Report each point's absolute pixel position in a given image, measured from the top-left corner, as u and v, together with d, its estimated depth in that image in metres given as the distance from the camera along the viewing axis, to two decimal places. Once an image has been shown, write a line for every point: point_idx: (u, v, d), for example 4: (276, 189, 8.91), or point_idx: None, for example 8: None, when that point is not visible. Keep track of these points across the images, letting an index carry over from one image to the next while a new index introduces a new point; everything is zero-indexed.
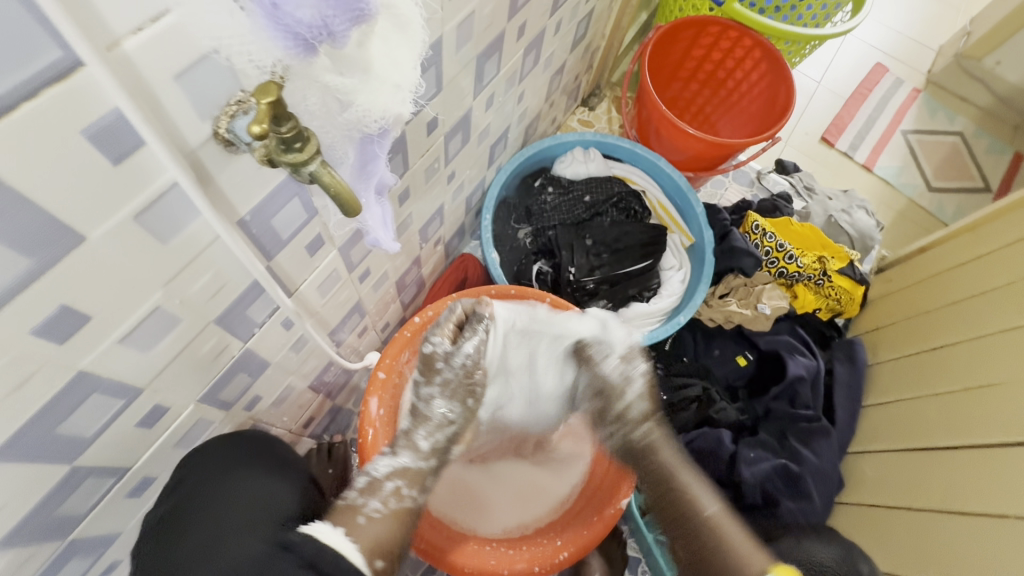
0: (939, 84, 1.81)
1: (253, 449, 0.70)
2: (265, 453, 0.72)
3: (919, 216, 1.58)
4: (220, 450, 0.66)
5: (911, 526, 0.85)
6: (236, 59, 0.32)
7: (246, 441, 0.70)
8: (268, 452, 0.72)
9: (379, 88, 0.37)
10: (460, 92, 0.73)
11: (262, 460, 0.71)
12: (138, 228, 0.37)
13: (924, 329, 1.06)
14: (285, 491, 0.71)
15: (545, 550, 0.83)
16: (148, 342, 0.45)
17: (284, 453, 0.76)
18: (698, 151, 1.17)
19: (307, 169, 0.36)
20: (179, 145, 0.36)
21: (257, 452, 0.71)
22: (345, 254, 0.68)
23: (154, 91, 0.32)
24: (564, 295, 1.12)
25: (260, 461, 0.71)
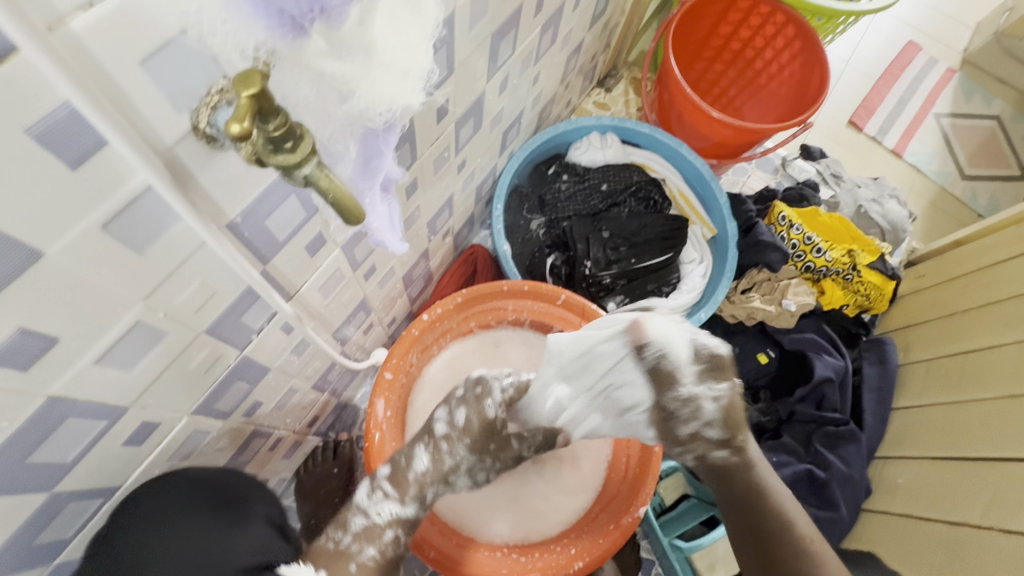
0: (976, 64, 1.71)
1: (200, 490, 0.63)
2: (214, 494, 0.64)
3: (951, 206, 1.50)
4: (165, 493, 0.58)
5: (949, 541, 0.80)
6: (211, 41, 0.27)
7: (188, 483, 0.61)
8: (219, 491, 0.65)
9: (383, 75, 0.32)
10: (473, 75, 0.67)
11: (209, 503, 0.63)
12: (107, 239, 0.32)
13: (961, 329, 1.00)
14: (236, 539, 0.64)
15: (559, 559, 0.79)
16: (130, 360, 0.41)
17: (246, 491, 0.69)
18: (724, 138, 1.10)
19: (300, 173, 0.30)
20: (151, 143, 0.31)
21: (205, 494, 0.63)
22: (349, 253, 0.63)
23: (115, 80, 0.27)
24: (579, 290, 1.07)
25: (210, 504, 0.64)
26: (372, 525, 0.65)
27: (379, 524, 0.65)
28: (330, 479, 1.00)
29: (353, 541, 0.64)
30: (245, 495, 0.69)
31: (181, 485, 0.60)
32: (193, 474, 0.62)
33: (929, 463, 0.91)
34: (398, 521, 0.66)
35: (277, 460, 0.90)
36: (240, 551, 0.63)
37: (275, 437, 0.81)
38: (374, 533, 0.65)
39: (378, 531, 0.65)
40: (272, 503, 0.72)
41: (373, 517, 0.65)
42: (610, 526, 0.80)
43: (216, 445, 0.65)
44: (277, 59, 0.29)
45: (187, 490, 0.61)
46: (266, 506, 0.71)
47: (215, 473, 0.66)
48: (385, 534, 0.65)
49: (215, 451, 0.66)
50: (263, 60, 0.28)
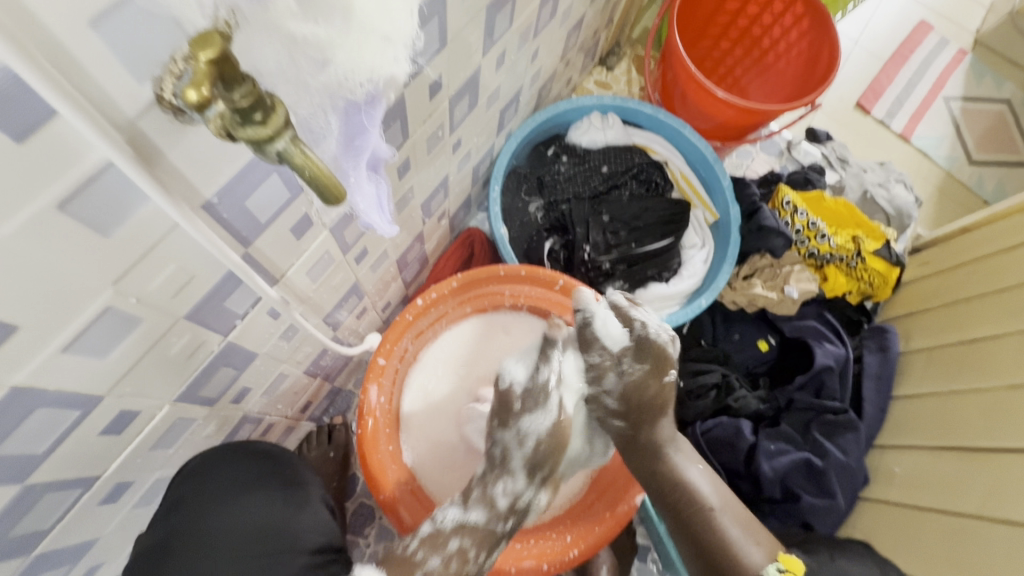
0: (988, 45, 1.66)
1: (261, 465, 0.72)
2: (276, 470, 0.73)
3: (958, 191, 1.47)
4: (228, 464, 0.69)
5: (946, 530, 0.80)
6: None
7: (252, 457, 0.72)
8: (277, 468, 0.74)
9: (364, 42, 0.29)
10: (468, 50, 0.64)
11: (273, 478, 0.72)
12: (65, 219, 0.30)
13: (965, 317, 0.98)
14: (295, 515, 0.72)
15: (554, 546, 0.78)
16: (102, 348, 0.39)
17: (298, 470, 0.76)
18: (728, 119, 1.07)
19: (273, 148, 0.28)
20: (110, 114, 0.28)
21: (268, 469, 0.73)
22: (339, 235, 0.60)
23: (63, 41, 0.24)
24: (577, 275, 1.05)
25: (272, 478, 0.73)
26: (436, 533, 0.66)
27: (445, 530, 0.66)
28: (325, 464, 0.99)
29: (419, 548, 0.65)
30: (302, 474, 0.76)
31: (246, 459, 0.71)
32: (256, 449, 0.73)
33: (928, 452, 0.91)
34: (464, 530, 0.65)
35: (270, 446, 0.89)
36: (300, 524, 0.71)
37: (266, 423, 0.80)
38: (440, 541, 0.65)
39: (443, 540, 0.65)
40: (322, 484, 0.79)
41: (439, 525, 0.66)
42: (606, 514, 0.80)
43: (204, 432, 0.63)
44: (241, 19, 0.27)
45: (252, 464, 0.71)
46: (319, 485, 0.78)
47: (276, 450, 0.75)
48: (451, 542, 0.65)
49: (203, 438, 0.64)
50: (224, 19, 0.26)
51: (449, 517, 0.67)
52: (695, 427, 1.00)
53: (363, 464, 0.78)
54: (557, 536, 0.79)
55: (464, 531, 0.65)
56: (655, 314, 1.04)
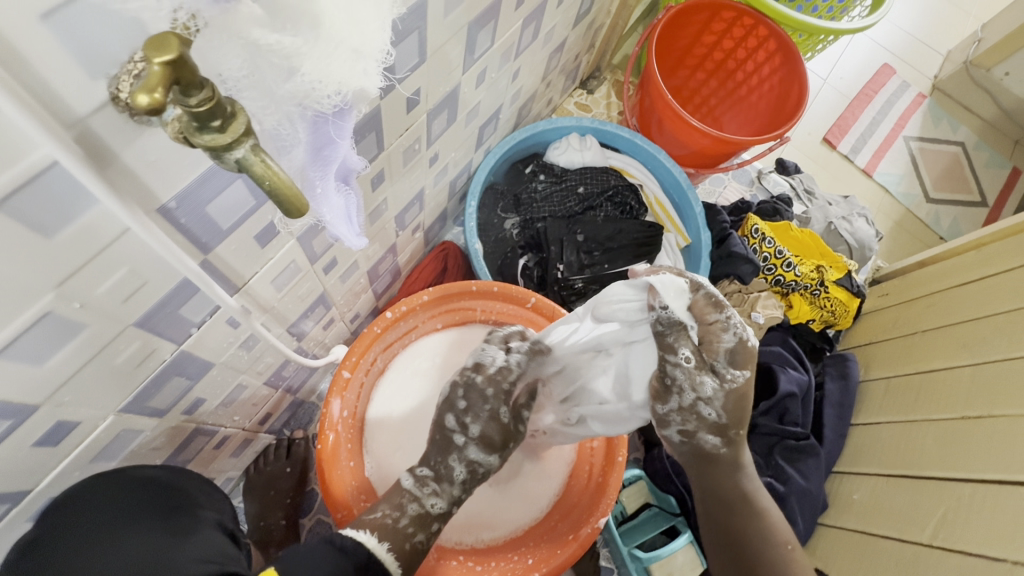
0: (944, 91, 1.76)
1: (148, 490, 0.59)
2: (165, 497, 0.60)
3: (915, 227, 1.54)
4: (111, 489, 0.55)
5: (899, 558, 0.82)
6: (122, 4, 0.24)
7: (135, 484, 0.58)
8: (168, 494, 0.61)
9: (334, 53, 0.29)
10: (447, 66, 0.64)
11: (159, 508, 0.59)
12: (4, 217, 0.28)
13: (921, 348, 1.02)
14: (201, 540, 0.60)
15: (515, 569, 0.76)
16: (40, 354, 0.37)
17: (192, 493, 0.64)
18: (702, 147, 1.09)
19: (232, 156, 0.27)
20: (58, 111, 0.27)
21: (156, 495, 0.59)
22: (306, 245, 0.59)
23: (8, 34, 0.23)
24: (550, 294, 1.05)
25: (157, 507, 0.59)
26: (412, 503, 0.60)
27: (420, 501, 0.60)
28: (281, 478, 0.96)
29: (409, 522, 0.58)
30: (194, 497, 0.64)
31: (129, 485, 0.57)
32: (142, 475, 0.59)
33: (883, 480, 0.93)
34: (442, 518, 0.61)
35: (224, 459, 0.85)
36: (186, 556, 0.57)
37: (221, 435, 0.77)
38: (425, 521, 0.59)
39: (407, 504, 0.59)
40: (222, 509, 0.68)
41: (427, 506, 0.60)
42: (569, 536, 0.79)
43: (151, 443, 0.60)
44: (202, 24, 0.26)
45: (133, 490, 0.57)
46: (218, 511, 0.66)
47: (167, 474, 0.63)
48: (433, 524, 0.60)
49: (150, 450, 0.61)
50: (183, 22, 0.25)
51: (437, 504, 0.61)
52: (662, 449, 1.03)
53: (321, 480, 0.74)
54: (518, 558, 0.78)
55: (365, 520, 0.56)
56: None
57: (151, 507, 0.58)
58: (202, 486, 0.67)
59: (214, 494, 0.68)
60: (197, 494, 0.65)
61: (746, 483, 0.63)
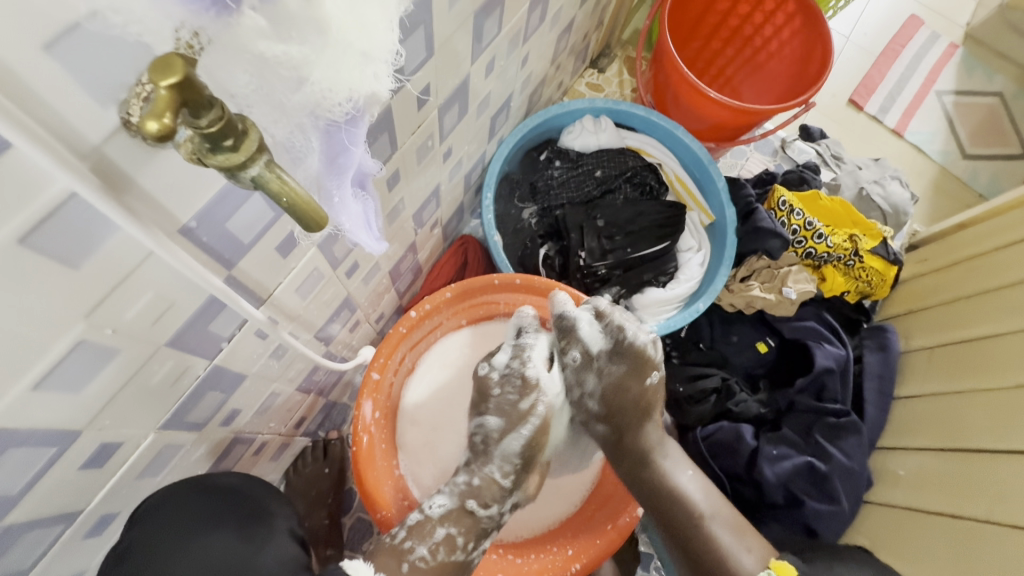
0: (979, 39, 1.66)
1: (223, 499, 0.64)
2: (240, 505, 0.65)
3: (952, 186, 1.47)
4: (190, 499, 0.61)
5: (952, 534, 0.79)
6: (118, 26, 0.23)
7: (211, 492, 0.63)
8: (243, 502, 0.66)
9: (341, 59, 0.28)
10: (457, 56, 0.62)
11: (234, 511, 0.64)
12: (29, 253, 0.28)
13: (965, 314, 0.97)
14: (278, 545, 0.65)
15: (556, 561, 0.76)
16: (77, 382, 0.37)
17: (266, 502, 0.69)
18: (722, 120, 1.05)
19: (247, 175, 0.26)
20: (73, 142, 0.26)
21: (231, 503, 0.65)
22: (327, 251, 0.59)
23: (15, 69, 0.22)
24: (574, 282, 1.04)
25: (235, 512, 0.65)
26: (424, 521, 0.66)
27: (433, 519, 0.66)
28: (320, 480, 0.98)
29: (407, 538, 0.64)
30: (269, 506, 0.68)
31: (208, 495, 0.63)
32: (217, 484, 0.65)
33: (931, 454, 0.90)
34: (450, 519, 0.66)
35: (264, 464, 0.87)
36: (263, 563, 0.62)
37: (258, 442, 0.78)
38: (427, 529, 0.65)
39: (429, 528, 0.65)
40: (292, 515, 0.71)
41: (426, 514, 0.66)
42: (608, 526, 0.78)
43: (193, 456, 0.61)
44: (205, 41, 0.25)
45: (211, 498, 0.63)
46: (289, 517, 0.70)
47: (241, 482, 0.68)
48: (437, 531, 0.65)
49: (192, 463, 0.63)
50: (187, 41, 0.25)
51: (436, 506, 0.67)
52: (695, 433, 1.01)
53: (359, 482, 0.75)
54: (557, 550, 0.77)
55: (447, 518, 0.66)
56: (654, 319, 1.03)
57: (231, 517, 0.64)
58: (274, 493, 0.71)
59: (286, 502, 0.72)
60: (271, 499, 0.70)
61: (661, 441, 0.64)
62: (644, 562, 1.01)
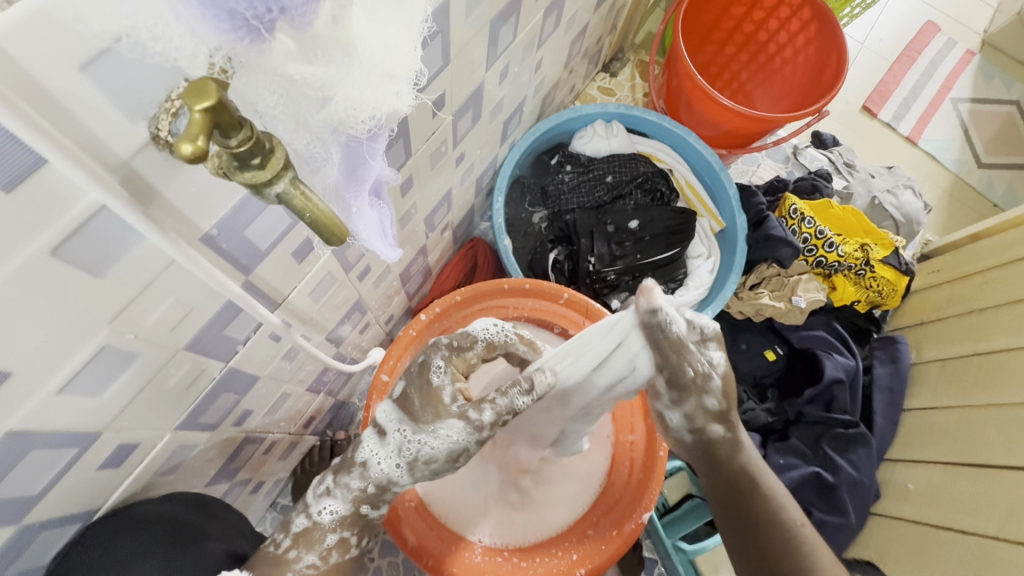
0: (996, 46, 1.64)
1: (162, 528, 0.57)
2: (175, 530, 0.58)
3: (967, 196, 1.45)
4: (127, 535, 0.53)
5: (960, 551, 0.79)
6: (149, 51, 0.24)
7: (146, 524, 0.55)
8: (177, 526, 0.58)
9: (365, 77, 0.28)
10: (471, 64, 0.62)
11: (169, 538, 0.57)
12: (58, 264, 0.29)
13: (977, 328, 0.97)
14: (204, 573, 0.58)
15: (560, 565, 0.75)
16: (97, 386, 0.38)
17: (198, 524, 0.61)
18: (734, 127, 1.05)
19: (272, 191, 0.27)
20: (102, 157, 0.27)
21: (165, 533, 0.57)
22: (341, 256, 0.59)
23: (51, 88, 0.23)
24: (583, 287, 1.04)
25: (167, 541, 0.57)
26: (312, 527, 0.57)
27: (323, 526, 0.57)
28: None
29: (292, 547, 0.56)
30: (203, 528, 0.62)
31: (144, 526, 0.55)
32: (150, 512, 0.56)
33: (941, 468, 0.89)
34: (343, 525, 0.57)
35: (273, 462, 0.88)
36: None
37: (268, 442, 0.79)
38: (315, 537, 0.56)
39: (319, 536, 0.57)
40: (233, 535, 0.66)
41: (315, 518, 0.57)
42: (613, 531, 0.77)
43: (204, 455, 0.62)
44: (237, 65, 0.25)
45: (150, 529, 0.55)
46: (226, 539, 0.64)
47: (172, 507, 0.59)
48: (327, 537, 0.57)
49: (204, 462, 0.63)
50: (221, 66, 0.25)
51: (327, 510, 0.57)
52: None
53: None
54: (563, 554, 0.76)
55: (340, 523, 0.57)
56: None
57: (165, 548, 0.57)
58: (214, 514, 0.64)
59: (223, 521, 0.65)
60: (206, 524, 0.63)
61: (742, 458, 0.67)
62: (648, 567, 1.01)
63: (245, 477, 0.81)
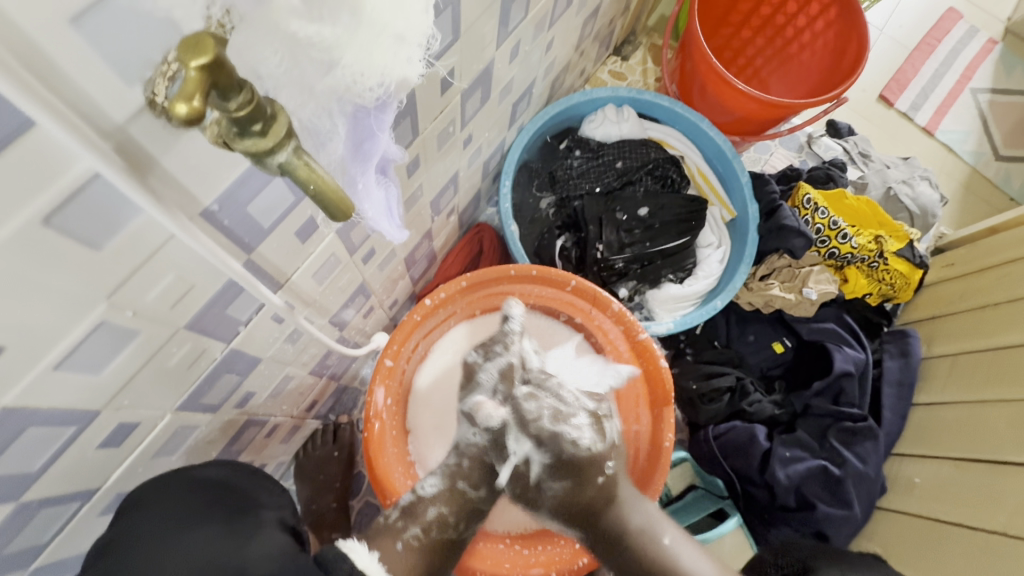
0: (1019, 35, 1.59)
1: (212, 491, 0.61)
2: (223, 496, 0.62)
3: (983, 189, 1.42)
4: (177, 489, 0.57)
5: (968, 547, 0.78)
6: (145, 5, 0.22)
7: (193, 485, 0.59)
8: (226, 492, 0.62)
9: (376, 41, 0.27)
10: (482, 41, 0.60)
11: (222, 501, 0.61)
12: (50, 233, 0.28)
13: (990, 323, 0.95)
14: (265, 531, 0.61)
15: (562, 553, 0.75)
16: (95, 364, 0.37)
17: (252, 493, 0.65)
18: (749, 113, 1.02)
19: (275, 161, 0.25)
20: (96, 123, 0.26)
21: (216, 495, 0.61)
22: (345, 237, 0.58)
23: (40, 43, 0.22)
24: (590, 275, 1.02)
25: (221, 505, 0.61)
26: (417, 502, 0.68)
27: (425, 500, 0.68)
28: (329, 462, 0.98)
29: (399, 519, 0.66)
30: (255, 498, 0.65)
31: (192, 487, 0.59)
32: (195, 475, 0.60)
33: (950, 464, 0.88)
34: (440, 500, 0.68)
35: (276, 445, 0.88)
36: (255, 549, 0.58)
37: (271, 424, 0.78)
38: (418, 511, 0.67)
39: (422, 509, 0.67)
40: (283, 507, 0.68)
41: (419, 495, 0.68)
42: None
43: (206, 437, 0.62)
44: (237, 19, 0.25)
45: (191, 489, 0.58)
46: (278, 508, 0.67)
47: (227, 474, 0.64)
48: (428, 511, 0.67)
49: (206, 443, 0.63)
50: (218, 19, 0.24)
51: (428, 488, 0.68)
52: (708, 431, 1.00)
53: (370, 466, 0.75)
54: (565, 541, 0.76)
55: (440, 498, 0.68)
56: (668, 315, 1.01)
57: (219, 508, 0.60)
58: (265, 486, 0.68)
59: (276, 493, 0.69)
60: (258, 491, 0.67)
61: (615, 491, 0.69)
62: None
63: (248, 460, 0.81)
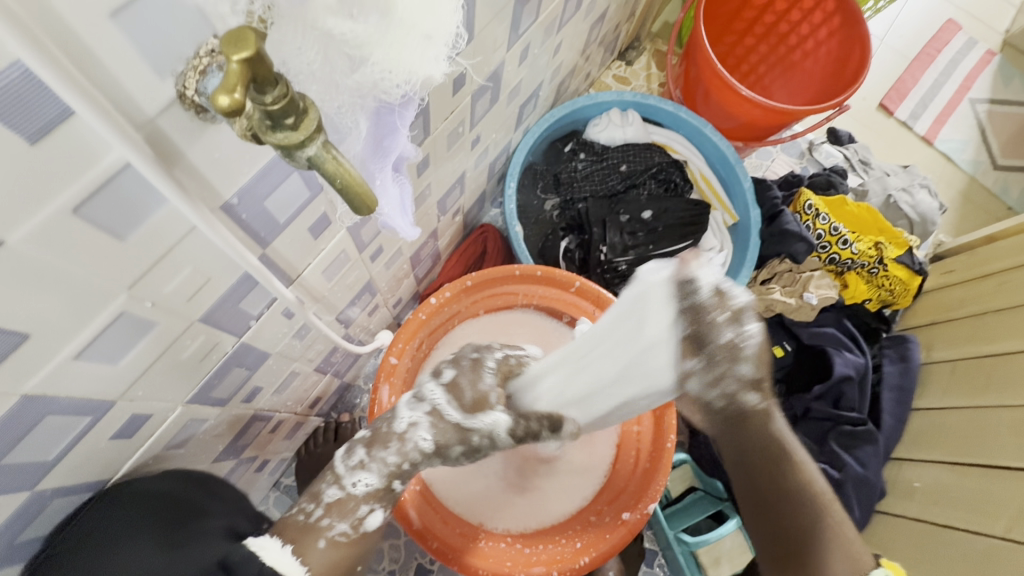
0: (1017, 47, 1.61)
1: (183, 492, 0.59)
2: (170, 509, 0.57)
3: (981, 198, 1.44)
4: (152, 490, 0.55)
5: (967, 552, 0.79)
6: None
7: (136, 501, 0.54)
8: (174, 505, 0.57)
9: (403, 38, 0.28)
10: (494, 41, 0.61)
11: (166, 516, 0.56)
12: (79, 223, 0.28)
13: (989, 329, 0.96)
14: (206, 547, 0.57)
15: (564, 552, 0.75)
16: (114, 354, 0.38)
17: (198, 501, 0.61)
18: (753, 119, 1.03)
19: (304, 154, 0.26)
20: (129, 114, 0.26)
21: (161, 506, 0.56)
22: (355, 235, 0.58)
23: (82, 36, 0.22)
24: (594, 276, 1.03)
25: (166, 516, 0.57)
26: (345, 498, 0.55)
27: (357, 497, 0.55)
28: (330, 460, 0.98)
29: (324, 515, 0.54)
30: (202, 505, 0.61)
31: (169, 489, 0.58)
32: (142, 488, 0.55)
33: (949, 468, 0.89)
34: (376, 497, 0.56)
35: (278, 442, 0.88)
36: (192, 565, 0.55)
37: (274, 421, 0.78)
38: (349, 507, 0.55)
39: (353, 506, 0.55)
40: (234, 514, 0.64)
41: (349, 489, 0.55)
42: (616, 521, 0.76)
43: (213, 431, 0.62)
44: (276, 16, 0.25)
45: (137, 508, 0.54)
46: (227, 516, 0.63)
47: (175, 485, 0.58)
48: (360, 507, 0.55)
49: (212, 438, 0.63)
50: (259, 15, 0.25)
51: (363, 482, 0.55)
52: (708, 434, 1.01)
53: None
54: (566, 541, 0.77)
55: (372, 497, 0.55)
56: None
57: (160, 522, 0.56)
58: (231, 490, 0.67)
59: (222, 502, 0.64)
60: (206, 500, 0.62)
61: (777, 429, 0.54)
62: (649, 559, 1.01)
63: (251, 456, 0.81)
